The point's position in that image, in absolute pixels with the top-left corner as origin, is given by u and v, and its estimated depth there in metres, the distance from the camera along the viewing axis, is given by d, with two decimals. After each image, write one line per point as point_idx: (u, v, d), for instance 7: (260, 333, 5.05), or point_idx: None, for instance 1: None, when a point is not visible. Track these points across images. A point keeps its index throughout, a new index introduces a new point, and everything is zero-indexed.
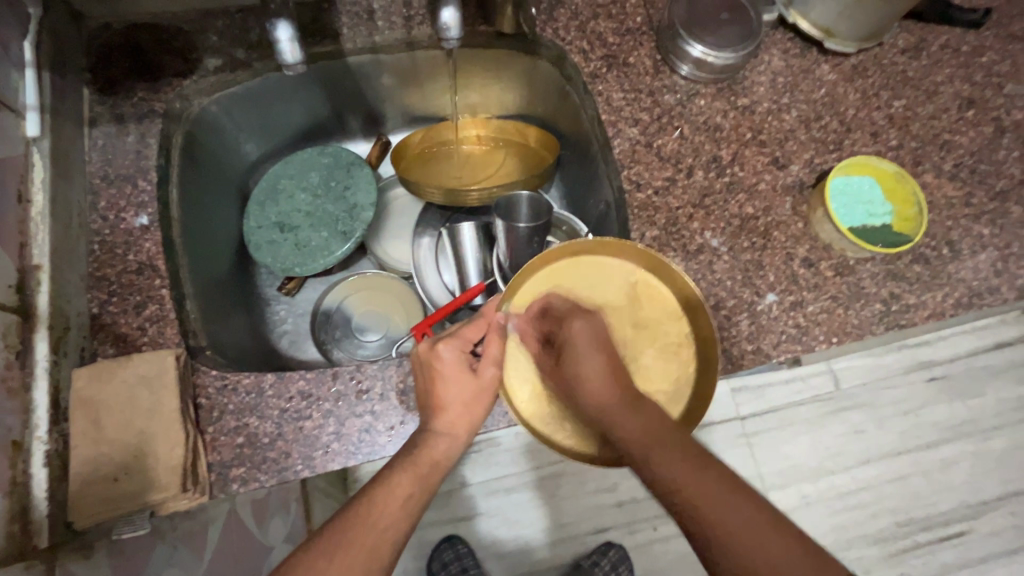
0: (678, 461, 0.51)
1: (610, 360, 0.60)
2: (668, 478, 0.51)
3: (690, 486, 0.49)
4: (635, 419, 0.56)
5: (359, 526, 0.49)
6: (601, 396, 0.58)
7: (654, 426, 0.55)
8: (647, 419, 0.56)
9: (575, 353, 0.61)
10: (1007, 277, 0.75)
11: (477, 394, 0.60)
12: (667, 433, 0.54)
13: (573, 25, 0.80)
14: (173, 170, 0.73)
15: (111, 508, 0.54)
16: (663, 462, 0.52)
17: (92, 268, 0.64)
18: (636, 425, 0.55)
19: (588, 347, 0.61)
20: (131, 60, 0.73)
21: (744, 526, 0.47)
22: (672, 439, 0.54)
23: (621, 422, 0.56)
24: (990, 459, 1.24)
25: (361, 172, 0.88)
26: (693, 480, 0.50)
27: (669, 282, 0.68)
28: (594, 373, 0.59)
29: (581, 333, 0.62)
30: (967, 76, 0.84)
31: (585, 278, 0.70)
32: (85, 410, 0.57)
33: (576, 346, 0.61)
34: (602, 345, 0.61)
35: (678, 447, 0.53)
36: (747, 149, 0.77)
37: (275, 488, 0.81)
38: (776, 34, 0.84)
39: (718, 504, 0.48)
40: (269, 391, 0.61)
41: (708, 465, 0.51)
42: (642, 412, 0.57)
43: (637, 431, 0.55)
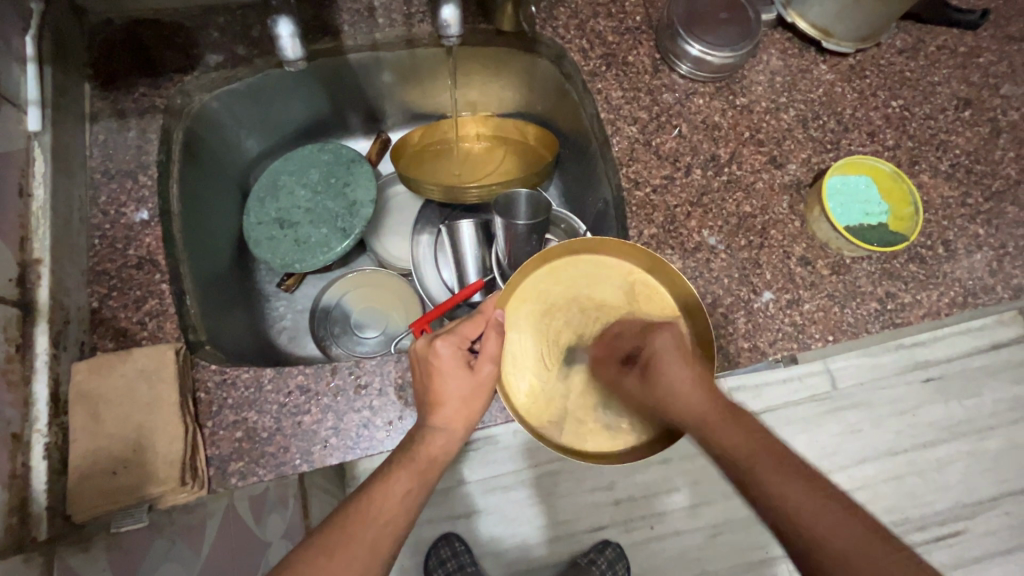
0: (784, 478, 0.49)
1: (695, 370, 0.59)
2: (778, 497, 0.48)
3: (805, 510, 0.47)
4: (733, 431, 0.54)
5: (358, 520, 0.50)
6: (695, 408, 0.56)
7: (756, 439, 0.53)
8: (745, 429, 0.54)
9: (662, 364, 0.59)
10: (1002, 277, 0.75)
11: (475, 390, 0.60)
12: (770, 445, 0.52)
13: (573, 24, 0.80)
14: (173, 165, 0.73)
15: (110, 502, 0.54)
16: (775, 480, 0.49)
17: (93, 263, 0.65)
18: (735, 437, 0.53)
19: (673, 357, 0.60)
20: (132, 56, 0.73)
21: (857, 546, 0.44)
22: (775, 450, 0.51)
23: (718, 436, 0.54)
24: (986, 459, 1.24)
25: (361, 169, 0.89)
26: (798, 496, 0.48)
27: (667, 283, 0.69)
28: (682, 382, 0.58)
29: (665, 344, 0.61)
30: (964, 77, 0.84)
31: (584, 277, 0.71)
32: (85, 403, 0.57)
33: (662, 358, 0.60)
34: (688, 356, 0.60)
35: (786, 461, 0.50)
36: (745, 148, 0.78)
37: (272, 485, 0.80)
38: (775, 33, 0.84)
39: (823, 517, 0.46)
40: (268, 386, 0.62)
41: (818, 481, 0.49)
42: (741, 426, 0.54)
43: (739, 443, 0.53)
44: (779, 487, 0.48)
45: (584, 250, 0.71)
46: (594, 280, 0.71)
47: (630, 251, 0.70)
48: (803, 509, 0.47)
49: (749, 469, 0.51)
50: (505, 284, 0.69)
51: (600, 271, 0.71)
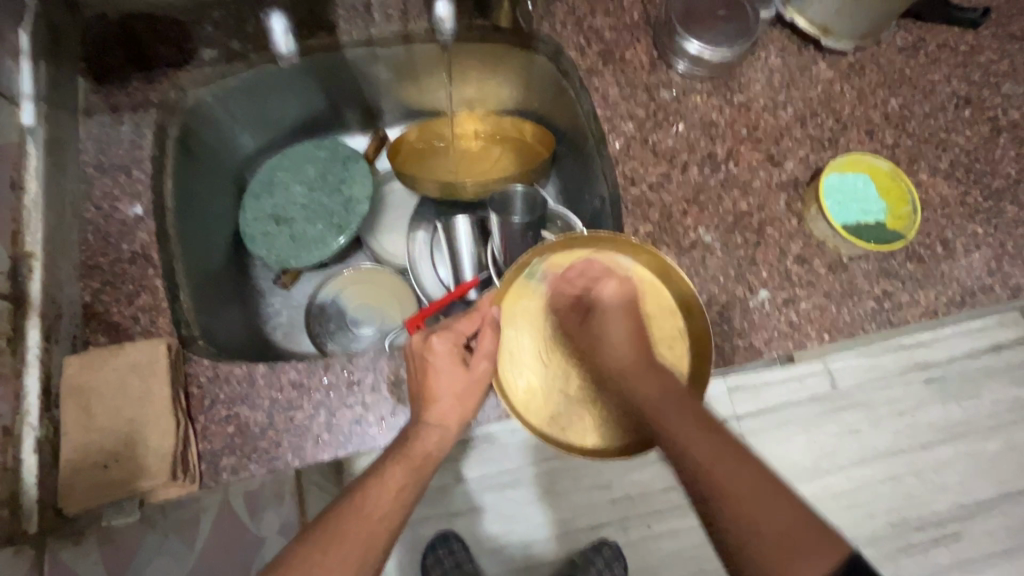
0: (689, 426, 0.57)
1: (635, 328, 0.65)
2: (684, 443, 0.55)
3: (707, 453, 0.54)
4: (655, 382, 0.61)
5: (350, 516, 0.50)
6: (625, 362, 0.64)
7: (674, 395, 0.60)
8: (665, 384, 0.61)
9: (603, 321, 0.65)
10: (1001, 276, 0.75)
11: (470, 387, 0.59)
12: (684, 400, 0.59)
13: (569, 20, 0.80)
14: (168, 160, 0.73)
15: (101, 495, 0.54)
16: (683, 428, 0.56)
17: (85, 257, 0.64)
18: (655, 390, 0.61)
19: (616, 315, 0.66)
20: (126, 50, 0.73)
21: (739, 484, 0.51)
22: (688, 406, 0.59)
23: (639, 388, 0.61)
24: (986, 460, 1.24)
25: (357, 166, 0.89)
26: (700, 444, 0.55)
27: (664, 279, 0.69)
28: (619, 337, 0.65)
29: (610, 297, 0.66)
30: (964, 76, 0.84)
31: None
32: (76, 397, 0.57)
33: (606, 313, 0.66)
34: (630, 313, 0.66)
35: (695, 413, 0.58)
36: (742, 146, 0.77)
37: (268, 480, 0.77)
38: (773, 31, 0.84)
39: (718, 461, 0.53)
40: (260, 381, 0.62)
41: (724, 434, 0.56)
42: (664, 379, 0.62)
43: (656, 394, 0.60)
44: (684, 437, 0.56)
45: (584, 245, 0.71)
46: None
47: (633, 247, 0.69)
48: (703, 455, 0.54)
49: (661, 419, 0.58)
50: (500, 281, 0.69)
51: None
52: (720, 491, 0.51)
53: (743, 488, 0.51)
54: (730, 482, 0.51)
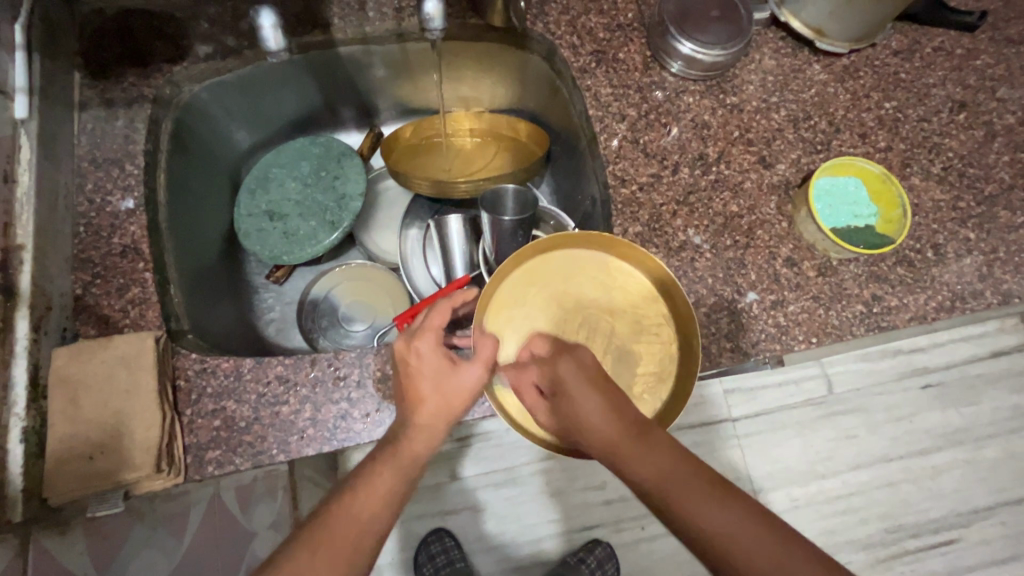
0: (705, 505, 0.46)
1: (607, 394, 0.53)
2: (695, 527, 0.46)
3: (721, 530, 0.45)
4: (649, 459, 0.49)
5: (337, 520, 0.49)
6: (607, 436, 0.51)
7: (670, 463, 0.49)
8: (659, 456, 0.49)
9: (569, 397, 0.53)
10: (992, 282, 0.75)
11: (456, 389, 0.58)
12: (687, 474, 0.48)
13: (563, 20, 0.80)
14: (161, 155, 0.73)
15: (87, 486, 0.55)
16: (690, 503, 0.47)
17: (77, 250, 0.65)
18: (654, 464, 0.49)
19: (581, 384, 0.53)
20: (122, 45, 0.73)
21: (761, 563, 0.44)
22: (692, 481, 0.48)
23: (631, 465, 0.49)
24: (981, 467, 1.23)
25: (351, 162, 0.89)
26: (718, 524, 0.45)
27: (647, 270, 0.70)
28: (594, 413, 0.52)
29: (572, 373, 0.54)
30: (959, 79, 0.83)
31: (561, 272, 0.71)
32: (64, 388, 0.57)
33: (569, 389, 0.53)
34: (593, 380, 0.54)
35: (700, 487, 0.47)
36: (734, 147, 0.77)
37: (261, 475, 0.74)
38: (767, 32, 0.83)
39: (741, 541, 0.45)
40: (247, 375, 0.62)
41: (737, 506, 0.46)
42: (655, 447, 0.50)
43: (653, 475, 0.48)
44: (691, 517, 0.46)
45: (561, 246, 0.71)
46: (576, 273, 0.71)
47: (600, 241, 0.70)
48: (721, 537, 0.45)
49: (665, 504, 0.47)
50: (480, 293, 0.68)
51: (570, 264, 0.71)
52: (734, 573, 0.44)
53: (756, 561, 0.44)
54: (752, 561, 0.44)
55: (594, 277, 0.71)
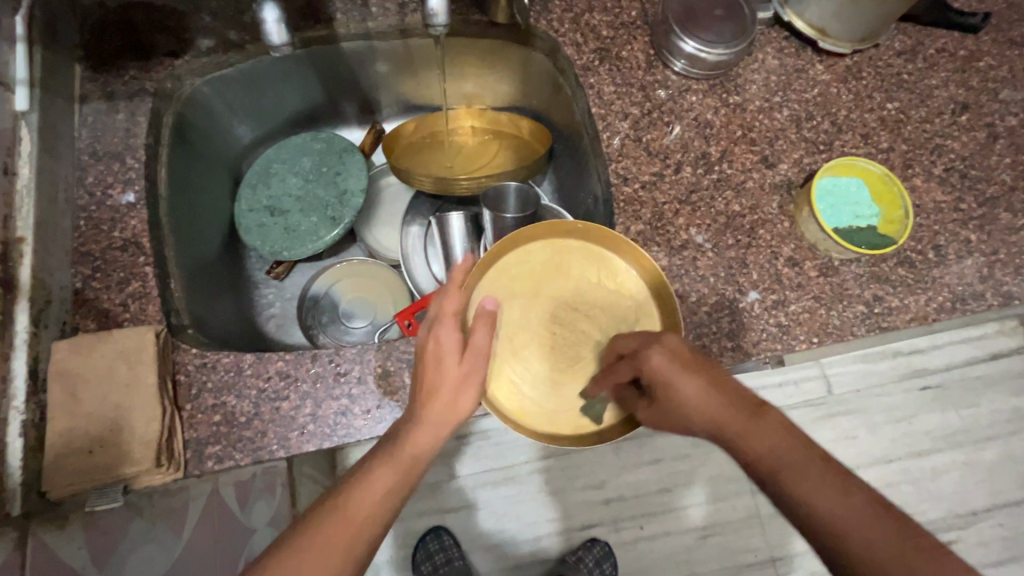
0: (824, 491, 0.44)
1: (709, 379, 0.53)
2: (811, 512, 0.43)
3: (836, 508, 0.43)
4: (764, 440, 0.48)
5: (328, 520, 0.49)
6: (714, 420, 0.51)
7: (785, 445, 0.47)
8: (773, 438, 0.48)
9: (668, 383, 0.53)
10: (993, 283, 0.75)
11: (469, 373, 0.58)
12: (802, 458, 0.46)
13: (567, 17, 0.80)
14: (162, 149, 0.73)
15: (86, 481, 0.55)
16: (806, 486, 0.44)
17: (77, 244, 0.64)
18: (763, 447, 0.48)
19: (679, 374, 0.53)
20: (123, 38, 0.73)
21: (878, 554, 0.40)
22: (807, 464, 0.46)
23: (747, 449, 0.48)
24: (979, 468, 1.24)
25: (353, 158, 0.89)
26: (835, 510, 0.43)
27: (596, 234, 0.70)
28: (696, 396, 0.52)
29: (661, 363, 0.54)
30: (962, 81, 0.83)
31: (513, 270, 0.71)
32: (63, 382, 0.57)
33: (667, 376, 0.53)
34: (691, 367, 0.54)
35: (819, 473, 0.45)
36: (736, 146, 0.77)
37: (260, 471, 0.70)
38: (771, 32, 0.83)
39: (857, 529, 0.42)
40: (248, 371, 0.62)
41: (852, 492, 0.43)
42: (767, 433, 0.48)
43: (766, 456, 0.47)
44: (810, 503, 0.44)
45: (525, 241, 0.71)
46: (537, 266, 0.72)
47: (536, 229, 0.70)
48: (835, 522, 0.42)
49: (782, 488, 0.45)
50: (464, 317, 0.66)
51: (519, 258, 0.71)
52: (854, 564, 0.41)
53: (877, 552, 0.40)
54: (873, 550, 0.41)
55: (544, 262, 0.71)
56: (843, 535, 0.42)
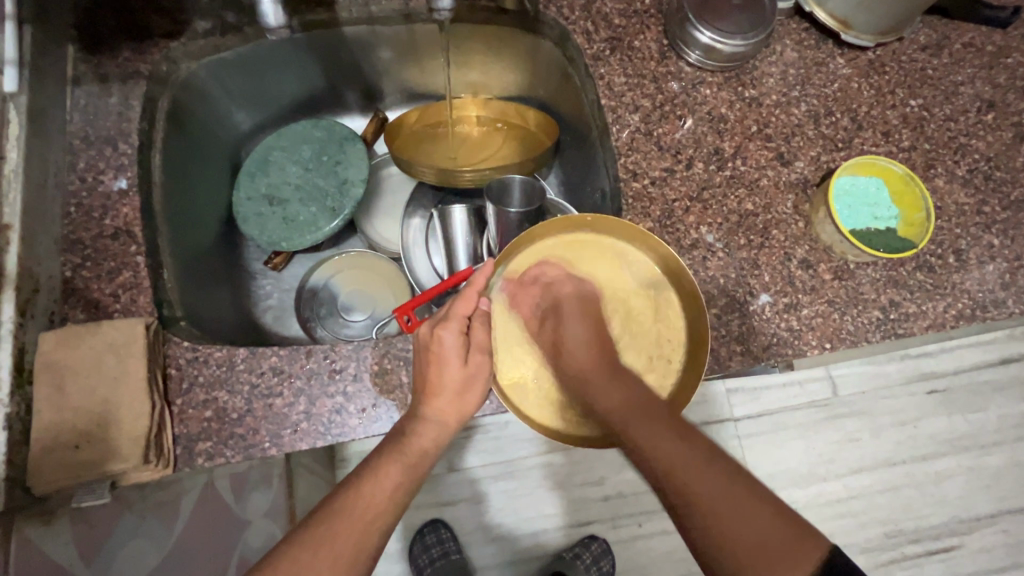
0: (655, 430, 0.55)
1: (593, 330, 0.66)
2: (640, 441, 0.54)
3: (672, 457, 0.52)
4: (614, 389, 0.60)
5: (340, 515, 0.49)
6: (584, 363, 0.63)
7: (637, 402, 0.59)
8: (623, 388, 0.60)
9: (561, 319, 0.66)
10: (1015, 290, 0.72)
11: (471, 379, 0.59)
12: (645, 407, 0.58)
13: (577, 4, 0.77)
14: (156, 134, 0.71)
15: (72, 477, 0.53)
16: (641, 429, 0.55)
17: (67, 231, 0.63)
18: (612, 394, 0.60)
19: (574, 316, 0.66)
20: (117, 18, 0.70)
21: (686, 467, 0.51)
22: (653, 413, 0.57)
23: (598, 393, 0.60)
24: (985, 475, 1.21)
25: (354, 147, 0.86)
26: (667, 444, 0.53)
27: (611, 227, 0.68)
28: (576, 340, 0.65)
29: (573, 297, 0.68)
30: (989, 77, 0.80)
31: (533, 272, 0.70)
32: (50, 374, 0.56)
33: (563, 316, 0.66)
34: (586, 315, 0.67)
35: (658, 417, 0.56)
36: (751, 142, 0.74)
37: (254, 463, 0.84)
38: (790, 23, 0.80)
39: (677, 455, 0.52)
40: (240, 365, 0.60)
41: (684, 434, 0.54)
42: (622, 384, 0.61)
43: (614, 403, 0.59)
44: (643, 437, 0.54)
45: (545, 240, 0.70)
46: (555, 264, 0.70)
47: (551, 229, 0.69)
48: (661, 450, 0.53)
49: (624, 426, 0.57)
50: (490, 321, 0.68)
51: (538, 261, 0.70)
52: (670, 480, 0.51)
53: (680, 471, 0.50)
54: (677, 467, 0.51)
55: (566, 263, 0.70)
56: (659, 461, 0.52)
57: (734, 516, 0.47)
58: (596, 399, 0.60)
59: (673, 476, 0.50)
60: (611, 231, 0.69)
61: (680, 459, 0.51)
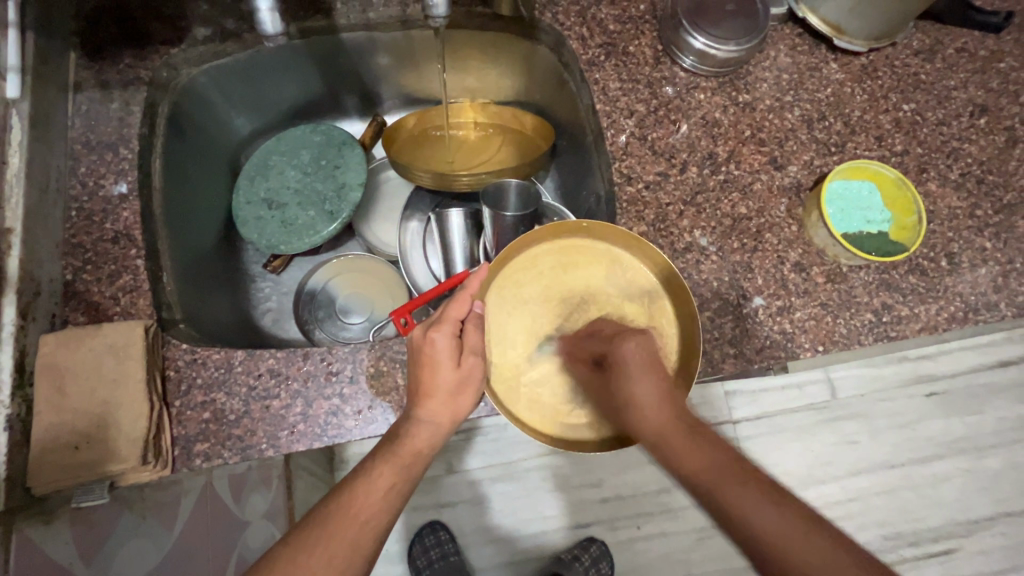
0: (752, 498, 0.47)
1: (661, 383, 0.58)
2: (736, 512, 0.47)
3: (780, 533, 0.45)
4: (696, 448, 0.52)
5: (336, 516, 0.49)
6: (656, 421, 0.56)
7: (722, 459, 0.51)
8: (707, 447, 0.52)
9: (626, 377, 0.59)
10: (1007, 293, 0.72)
11: (464, 381, 0.59)
12: (733, 468, 0.50)
13: (573, 10, 0.77)
14: (156, 139, 0.72)
15: (72, 477, 0.54)
16: (734, 497, 0.48)
17: (68, 235, 0.64)
18: (693, 456, 0.52)
19: (638, 369, 0.59)
20: (119, 25, 0.71)
21: (799, 546, 0.44)
22: (742, 476, 0.49)
23: (677, 454, 0.53)
24: (984, 477, 1.21)
25: (352, 151, 0.87)
26: (771, 517, 0.46)
27: (603, 232, 0.69)
28: (647, 396, 0.57)
29: (633, 354, 0.60)
30: (982, 82, 0.80)
31: (527, 276, 0.70)
32: (51, 376, 0.56)
33: (628, 369, 0.59)
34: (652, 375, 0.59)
35: (750, 478, 0.49)
36: (744, 146, 0.75)
37: (254, 465, 0.81)
38: (784, 28, 0.81)
39: (786, 531, 0.45)
40: (238, 367, 0.61)
41: (787, 503, 0.47)
42: (702, 441, 0.53)
43: (698, 464, 0.51)
44: (741, 507, 0.47)
45: (539, 244, 0.71)
46: (549, 268, 0.71)
47: (545, 234, 0.70)
48: (769, 524, 0.45)
49: (713, 492, 0.49)
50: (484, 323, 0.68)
51: (532, 265, 0.71)
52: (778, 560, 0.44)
53: (791, 549, 0.44)
54: (783, 546, 0.44)
55: (559, 267, 0.71)
56: (766, 537, 0.45)
57: None
58: (676, 461, 0.53)
59: (786, 559, 0.43)
60: (604, 236, 0.70)
61: (789, 534, 0.45)
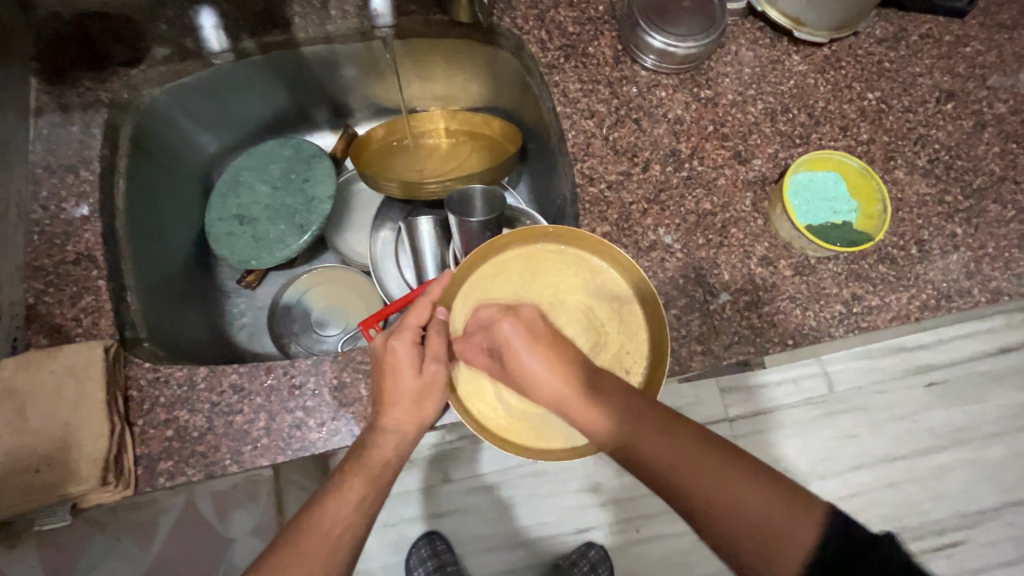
0: (652, 435, 0.49)
1: (545, 353, 0.56)
2: (638, 451, 0.49)
3: (671, 457, 0.48)
4: (598, 403, 0.53)
5: (301, 533, 0.49)
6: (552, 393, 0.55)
7: (624, 407, 0.52)
8: (604, 401, 0.53)
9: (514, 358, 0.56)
10: (980, 279, 0.71)
11: (426, 388, 0.59)
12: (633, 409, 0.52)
13: (532, 14, 0.77)
14: (120, 160, 0.72)
15: (31, 500, 0.54)
16: (635, 438, 0.50)
17: (31, 259, 0.64)
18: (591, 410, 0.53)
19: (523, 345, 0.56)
20: (79, 49, 0.72)
21: (687, 463, 0.47)
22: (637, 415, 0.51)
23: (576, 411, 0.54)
24: (987, 467, 1.19)
25: (321, 164, 0.87)
26: (667, 449, 0.48)
27: (575, 239, 0.68)
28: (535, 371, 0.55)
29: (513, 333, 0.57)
30: (948, 67, 0.80)
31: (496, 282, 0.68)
32: (11, 400, 0.56)
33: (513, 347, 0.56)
34: (541, 342, 0.57)
35: (648, 418, 0.51)
36: (707, 142, 0.74)
37: (240, 480, 0.81)
38: (745, 23, 0.80)
39: (676, 451, 0.48)
40: (201, 384, 0.61)
41: (682, 429, 0.49)
42: (604, 394, 0.53)
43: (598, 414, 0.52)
44: (641, 447, 0.49)
45: (509, 248, 0.69)
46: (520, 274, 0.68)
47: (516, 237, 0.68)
48: (659, 453, 0.48)
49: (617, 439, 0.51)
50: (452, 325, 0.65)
51: (504, 270, 0.68)
52: (668, 479, 0.47)
53: (677, 468, 0.47)
54: (673, 464, 0.47)
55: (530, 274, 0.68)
56: (657, 460, 0.48)
57: (747, 501, 0.45)
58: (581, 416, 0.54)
59: (670, 474, 0.47)
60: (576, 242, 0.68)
61: (676, 454, 0.48)
